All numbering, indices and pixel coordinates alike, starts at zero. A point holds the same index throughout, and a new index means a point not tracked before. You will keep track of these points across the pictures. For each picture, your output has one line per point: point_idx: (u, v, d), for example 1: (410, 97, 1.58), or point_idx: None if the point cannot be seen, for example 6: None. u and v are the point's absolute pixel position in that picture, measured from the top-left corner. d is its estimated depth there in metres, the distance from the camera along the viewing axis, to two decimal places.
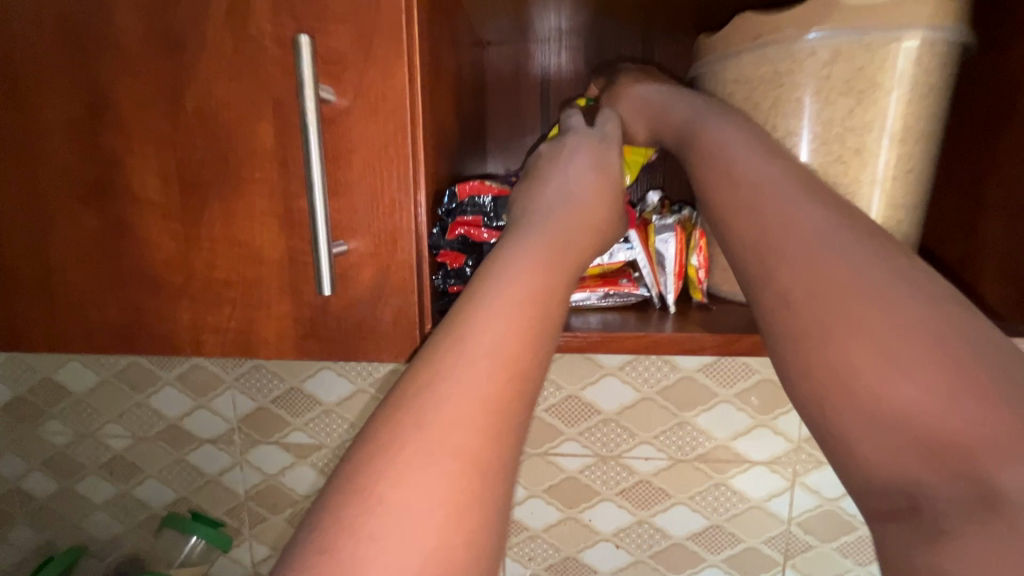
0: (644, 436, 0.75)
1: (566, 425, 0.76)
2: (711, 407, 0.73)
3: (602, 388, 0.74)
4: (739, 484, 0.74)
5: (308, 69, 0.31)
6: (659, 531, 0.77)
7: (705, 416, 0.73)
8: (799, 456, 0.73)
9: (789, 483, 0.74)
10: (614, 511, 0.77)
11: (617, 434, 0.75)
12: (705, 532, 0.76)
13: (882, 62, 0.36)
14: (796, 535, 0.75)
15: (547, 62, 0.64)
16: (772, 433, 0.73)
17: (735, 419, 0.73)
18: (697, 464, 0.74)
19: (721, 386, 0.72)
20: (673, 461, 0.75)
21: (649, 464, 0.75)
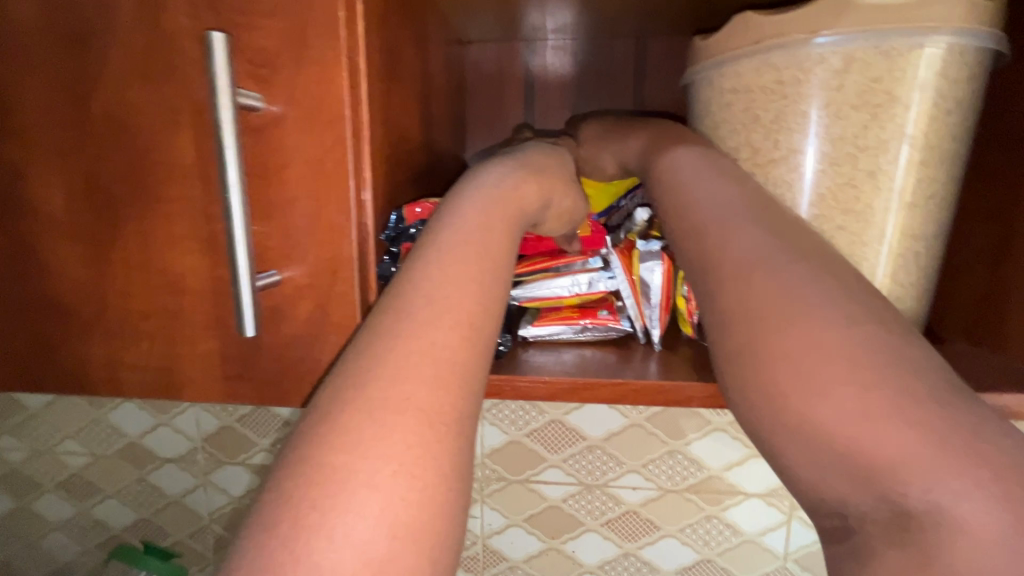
0: (632, 464, 0.70)
1: (550, 451, 0.71)
2: (704, 436, 0.68)
3: (587, 413, 0.69)
4: (732, 517, 0.69)
5: (224, 70, 0.27)
6: (646, 564, 0.72)
7: (697, 445, 0.68)
8: (796, 489, 0.68)
9: (786, 517, 0.69)
10: (599, 543, 0.72)
11: (603, 462, 0.70)
12: (695, 567, 0.71)
13: (901, 71, 0.31)
14: (793, 572, 0.70)
15: (532, 64, 0.59)
16: (769, 464, 0.68)
17: (729, 448, 0.68)
18: (688, 495, 0.70)
19: (715, 413, 0.68)
20: (663, 491, 0.70)
21: (637, 494, 0.70)
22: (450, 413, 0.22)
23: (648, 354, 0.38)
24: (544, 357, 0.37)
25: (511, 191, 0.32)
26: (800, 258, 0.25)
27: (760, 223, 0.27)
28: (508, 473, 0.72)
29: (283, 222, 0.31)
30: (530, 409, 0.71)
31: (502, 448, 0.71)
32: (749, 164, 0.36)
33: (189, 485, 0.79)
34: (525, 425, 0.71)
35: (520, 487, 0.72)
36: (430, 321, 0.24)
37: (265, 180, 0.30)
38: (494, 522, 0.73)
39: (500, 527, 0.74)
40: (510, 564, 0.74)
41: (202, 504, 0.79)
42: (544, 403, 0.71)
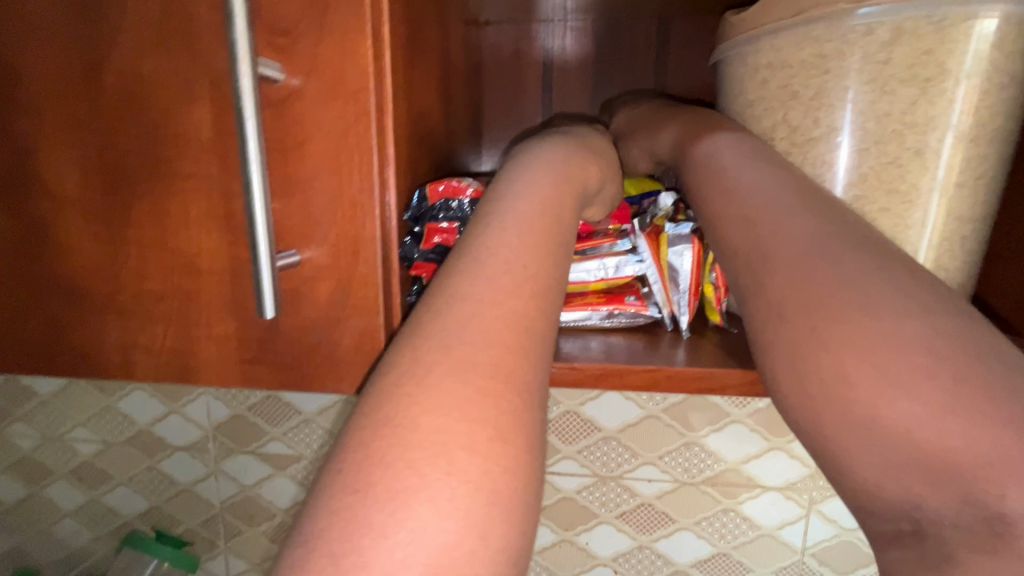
0: (647, 456, 0.69)
1: (564, 442, 0.70)
2: (722, 428, 0.67)
3: (603, 404, 0.68)
4: (749, 510, 0.68)
5: (242, 37, 0.25)
6: (661, 557, 0.71)
7: (714, 437, 0.67)
8: (816, 482, 0.67)
9: (805, 511, 0.68)
10: (613, 535, 0.71)
11: (618, 454, 0.69)
12: (711, 560, 0.71)
13: (954, 43, 0.30)
14: (810, 566, 0.69)
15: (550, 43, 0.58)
16: (787, 457, 0.67)
17: (747, 440, 0.67)
18: (704, 488, 0.69)
19: (734, 405, 0.66)
20: (679, 484, 0.69)
21: (653, 486, 0.69)
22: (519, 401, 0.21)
23: (676, 342, 0.37)
24: (570, 344, 0.36)
25: (573, 167, 0.31)
26: (852, 241, 0.23)
27: (807, 202, 0.26)
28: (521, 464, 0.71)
29: (304, 199, 0.29)
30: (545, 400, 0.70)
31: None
32: (786, 144, 0.34)
33: (199, 473, 0.78)
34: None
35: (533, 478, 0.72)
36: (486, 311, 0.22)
37: (285, 155, 0.29)
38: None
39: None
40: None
41: (212, 492, 0.78)
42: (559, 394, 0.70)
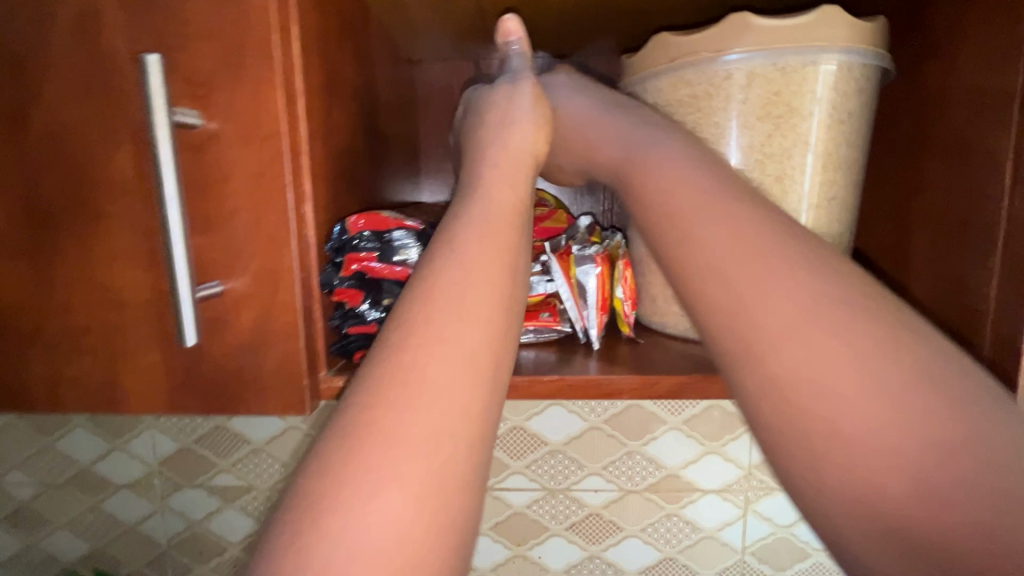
0: (593, 467, 0.71)
1: (513, 456, 0.72)
2: (660, 436, 0.70)
3: (547, 416, 0.71)
4: (691, 513, 0.71)
5: (159, 90, 0.28)
6: (611, 565, 0.73)
7: (654, 445, 0.70)
8: (750, 483, 0.70)
9: (742, 510, 0.71)
10: (564, 547, 0.73)
11: (564, 466, 0.72)
12: (658, 565, 0.73)
13: (800, 85, 0.35)
14: (751, 565, 0.72)
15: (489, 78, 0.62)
16: (722, 460, 0.70)
17: (685, 446, 0.70)
18: (647, 495, 0.71)
19: (670, 413, 0.70)
20: (623, 492, 0.72)
21: (599, 496, 0.72)
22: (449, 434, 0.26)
23: (588, 353, 0.40)
24: None
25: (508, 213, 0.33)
26: None
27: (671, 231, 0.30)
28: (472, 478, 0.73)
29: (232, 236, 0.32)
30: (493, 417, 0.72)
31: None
32: None
33: (146, 513, 0.76)
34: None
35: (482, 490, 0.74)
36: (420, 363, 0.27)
37: (207, 194, 0.31)
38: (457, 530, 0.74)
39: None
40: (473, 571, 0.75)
41: (162, 532, 0.77)
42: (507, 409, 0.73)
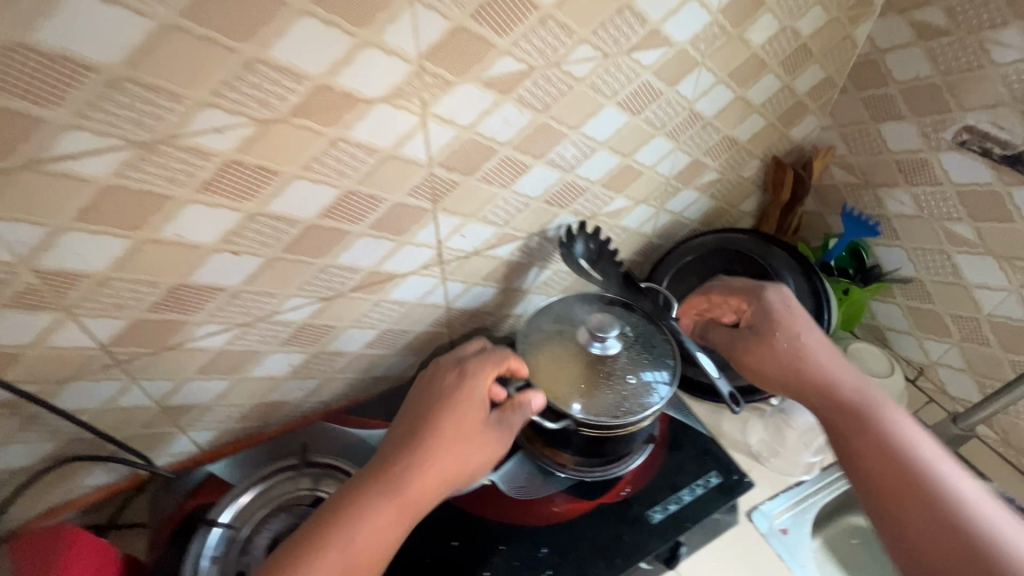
0: (582, 29, 0.60)
1: (440, 200, 0.67)
2: (651, 40, 0.65)
3: (386, 204, 0.64)
4: (580, 90, 0.66)
5: None
6: (376, 198, 0.62)
7: (645, 40, 0.65)
8: (593, 93, 0.67)
9: (609, 77, 0.66)
10: (307, 189, 0.57)
11: (554, 53, 0.60)
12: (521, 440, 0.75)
13: None
14: (580, 156, 0.73)
15: None
16: (705, 69, 0.73)
17: (661, 53, 0.68)
18: (575, 50, 0.61)
19: (673, 59, 0.69)
20: (539, 69, 0.61)
21: (583, 63, 0.63)
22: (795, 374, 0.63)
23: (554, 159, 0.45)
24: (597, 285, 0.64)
25: None
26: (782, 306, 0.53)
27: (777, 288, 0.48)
28: (278, 227, 0.59)
29: (788, 347, 0.64)
30: (401, 148, 0.59)
31: (374, 239, 0.66)
32: None
33: None
34: (355, 174, 0.59)
35: (294, 229, 0.60)
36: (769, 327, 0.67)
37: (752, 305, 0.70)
38: (320, 340, 0.74)
39: (287, 336, 0.71)
40: (280, 379, 0.76)
41: None
42: (352, 209, 0.62)
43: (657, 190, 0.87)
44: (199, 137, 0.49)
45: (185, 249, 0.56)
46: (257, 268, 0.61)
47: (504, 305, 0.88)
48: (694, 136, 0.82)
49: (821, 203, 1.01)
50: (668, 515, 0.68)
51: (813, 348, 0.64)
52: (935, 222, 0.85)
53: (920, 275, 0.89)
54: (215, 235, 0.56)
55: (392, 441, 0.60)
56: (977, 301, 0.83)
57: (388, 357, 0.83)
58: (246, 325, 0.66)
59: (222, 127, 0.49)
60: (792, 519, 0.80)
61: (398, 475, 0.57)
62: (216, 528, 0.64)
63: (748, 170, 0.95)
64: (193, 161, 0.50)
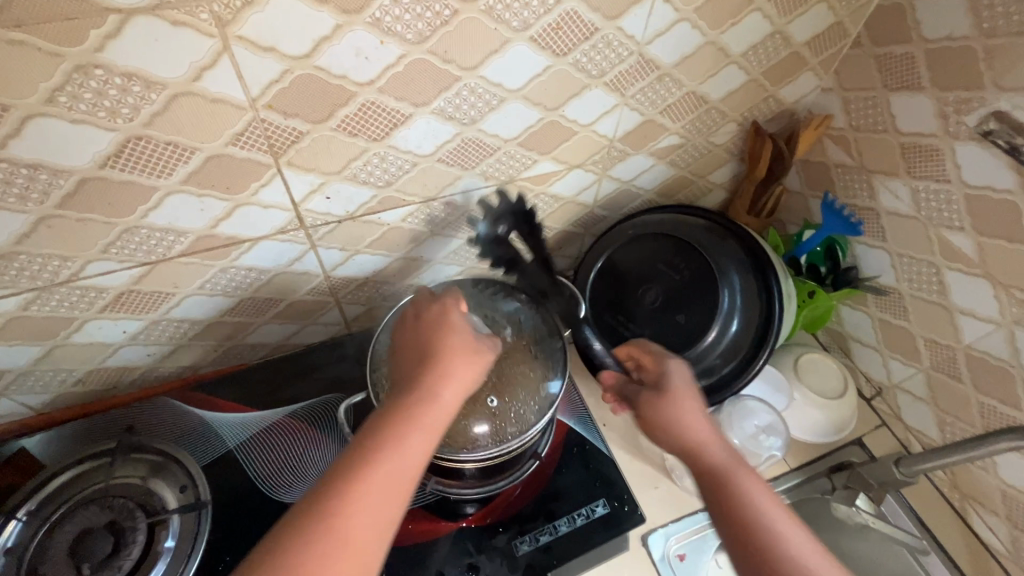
0: None
1: (284, 154, 0.52)
2: None
3: (199, 155, 0.48)
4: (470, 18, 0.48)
5: None
6: (184, 150, 0.47)
7: None
8: (491, 23, 0.49)
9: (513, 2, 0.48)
10: (65, 131, 0.42)
11: None
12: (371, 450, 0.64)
13: None
14: (482, 106, 0.57)
15: None
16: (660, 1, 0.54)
17: None
18: None
19: None
20: None
21: None
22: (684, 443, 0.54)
23: None
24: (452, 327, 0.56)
25: None
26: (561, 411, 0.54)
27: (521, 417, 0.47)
28: (37, 177, 0.44)
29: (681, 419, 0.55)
30: (201, 83, 0.43)
31: (196, 197, 0.52)
32: None
33: None
34: (137, 114, 0.43)
35: (64, 182, 0.45)
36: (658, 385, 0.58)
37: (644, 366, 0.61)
38: (156, 308, 0.62)
39: (106, 303, 0.58)
40: (116, 347, 0.65)
41: None
42: (147, 160, 0.47)
43: (598, 154, 0.70)
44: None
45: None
46: (25, 228, 0.48)
47: (402, 276, 0.75)
48: (646, 90, 0.64)
49: (806, 182, 0.84)
50: (537, 548, 0.59)
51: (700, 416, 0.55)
52: (930, 227, 0.68)
53: (899, 288, 0.75)
54: None
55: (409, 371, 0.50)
56: (958, 329, 0.69)
57: (257, 325, 0.71)
58: (38, 290, 0.54)
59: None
60: (693, 544, 0.71)
61: (429, 427, 0.46)
62: (14, 521, 0.56)
63: (719, 136, 0.77)
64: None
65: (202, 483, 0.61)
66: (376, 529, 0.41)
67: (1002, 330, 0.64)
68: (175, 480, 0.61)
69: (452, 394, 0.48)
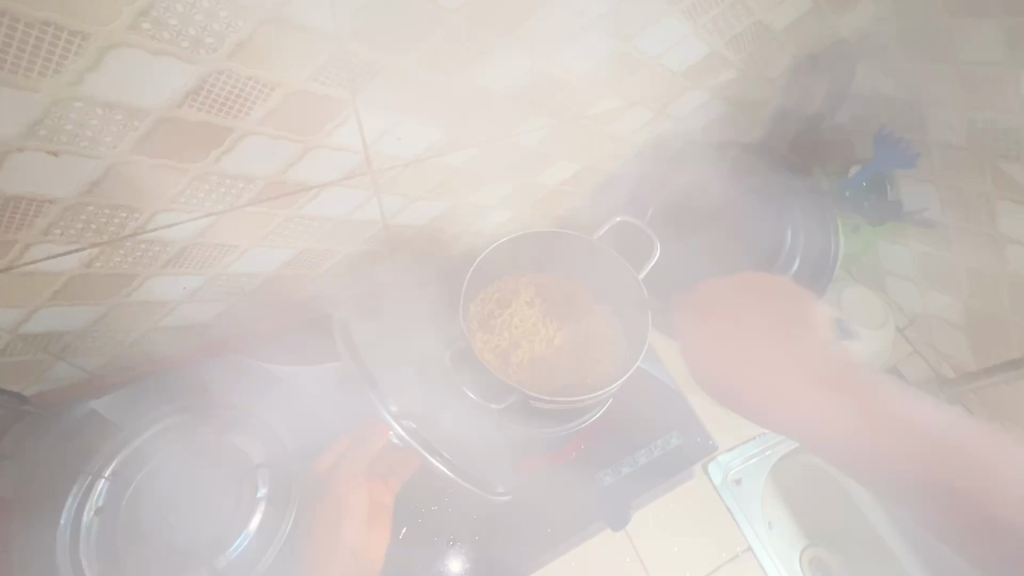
0: None
1: (363, 90, 0.48)
2: None
3: (279, 94, 0.45)
4: None
5: None
6: (265, 86, 0.44)
7: None
8: None
9: None
10: (144, 65, 0.38)
11: None
12: (438, 402, 0.64)
13: None
14: (561, 37, 0.53)
15: None
16: None
17: None
18: None
19: None
20: None
21: None
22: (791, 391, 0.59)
23: None
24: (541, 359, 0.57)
25: None
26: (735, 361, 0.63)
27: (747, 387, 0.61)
28: (112, 118, 0.41)
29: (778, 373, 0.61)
30: (289, 8, 0.39)
31: (270, 139, 0.49)
32: None
33: None
34: (220, 44, 0.39)
35: (140, 123, 0.42)
36: (763, 342, 0.63)
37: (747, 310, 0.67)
38: (218, 261, 0.59)
39: (169, 258, 0.56)
40: (175, 303, 0.62)
41: None
42: (224, 98, 0.43)
43: (659, 90, 0.68)
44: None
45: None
46: (97, 176, 0.44)
47: (457, 223, 0.74)
48: (717, 19, 0.62)
49: (851, 118, 0.84)
50: (620, 479, 0.63)
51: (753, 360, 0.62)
52: (984, 159, 0.69)
53: (945, 221, 0.77)
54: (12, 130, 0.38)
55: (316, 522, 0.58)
56: (1003, 258, 0.71)
57: (314, 277, 0.69)
58: (102, 245, 0.50)
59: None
60: (751, 469, 0.75)
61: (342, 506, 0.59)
62: (102, 479, 0.55)
63: (774, 71, 0.75)
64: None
65: (285, 435, 0.59)
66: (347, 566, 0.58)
67: None
68: (254, 432, 0.60)
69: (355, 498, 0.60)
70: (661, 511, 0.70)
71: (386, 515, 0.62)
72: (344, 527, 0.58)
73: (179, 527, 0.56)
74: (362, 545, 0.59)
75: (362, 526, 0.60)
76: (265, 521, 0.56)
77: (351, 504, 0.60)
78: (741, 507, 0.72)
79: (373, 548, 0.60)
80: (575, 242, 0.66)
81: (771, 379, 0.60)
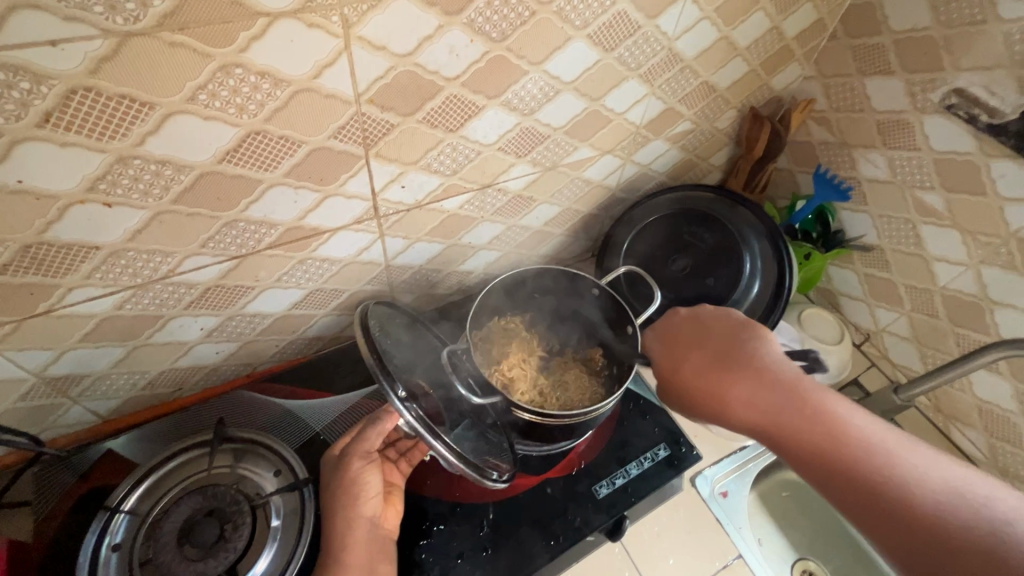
0: None
1: (374, 146, 0.56)
2: None
3: (303, 150, 0.52)
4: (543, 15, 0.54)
5: None
6: (290, 142, 0.51)
7: None
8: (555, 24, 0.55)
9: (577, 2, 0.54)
10: (196, 128, 0.45)
11: None
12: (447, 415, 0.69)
13: None
14: (540, 99, 0.63)
15: None
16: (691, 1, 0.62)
17: None
18: None
19: None
20: None
21: None
22: (740, 385, 0.54)
23: None
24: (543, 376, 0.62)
25: None
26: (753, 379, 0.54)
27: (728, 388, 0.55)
28: (162, 173, 0.47)
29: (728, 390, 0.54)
30: (319, 81, 0.47)
31: (293, 189, 0.56)
32: None
33: None
34: (261, 110, 0.47)
35: (185, 176, 0.48)
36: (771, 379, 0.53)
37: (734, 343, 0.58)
38: (234, 302, 0.64)
39: (193, 299, 0.60)
40: (190, 345, 0.66)
41: None
42: (259, 154, 0.50)
43: (625, 140, 0.78)
44: (27, 50, 0.36)
45: (35, 200, 0.44)
46: (140, 223, 0.50)
47: (450, 262, 0.80)
48: (670, 81, 0.73)
49: (793, 161, 0.96)
50: (614, 489, 0.67)
51: (740, 385, 0.54)
52: (906, 190, 0.81)
53: (882, 244, 0.87)
54: (74, 184, 0.44)
55: (334, 511, 0.57)
56: (934, 273, 0.82)
57: (318, 317, 0.74)
58: (135, 288, 0.55)
59: (58, 40, 0.36)
60: (730, 484, 0.80)
61: (361, 488, 0.59)
62: (118, 514, 0.58)
63: (724, 122, 0.87)
64: (22, 85, 0.37)
65: (296, 463, 0.63)
66: (375, 545, 0.58)
67: (970, 270, 0.77)
68: (271, 464, 0.64)
69: (370, 475, 0.60)
70: (654, 524, 0.74)
71: (398, 491, 0.63)
72: (361, 499, 0.59)
73: (169, 567, 0.54)
74: (378, 517, 0.60)
75: (378, 498, 0.61)
76: (274, 558, 0.57)
77: (365, 479, 0.60)
78: (727, 515, 0.76)
79: (389, 522, 0.61)
80: (562, 275, 0.75)
81: (739, 389, 0.54)
